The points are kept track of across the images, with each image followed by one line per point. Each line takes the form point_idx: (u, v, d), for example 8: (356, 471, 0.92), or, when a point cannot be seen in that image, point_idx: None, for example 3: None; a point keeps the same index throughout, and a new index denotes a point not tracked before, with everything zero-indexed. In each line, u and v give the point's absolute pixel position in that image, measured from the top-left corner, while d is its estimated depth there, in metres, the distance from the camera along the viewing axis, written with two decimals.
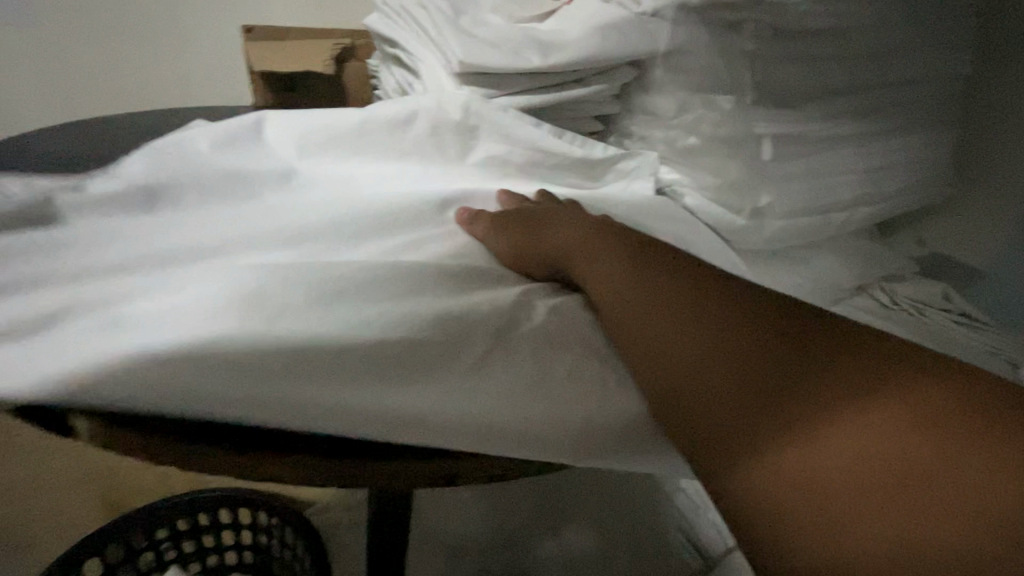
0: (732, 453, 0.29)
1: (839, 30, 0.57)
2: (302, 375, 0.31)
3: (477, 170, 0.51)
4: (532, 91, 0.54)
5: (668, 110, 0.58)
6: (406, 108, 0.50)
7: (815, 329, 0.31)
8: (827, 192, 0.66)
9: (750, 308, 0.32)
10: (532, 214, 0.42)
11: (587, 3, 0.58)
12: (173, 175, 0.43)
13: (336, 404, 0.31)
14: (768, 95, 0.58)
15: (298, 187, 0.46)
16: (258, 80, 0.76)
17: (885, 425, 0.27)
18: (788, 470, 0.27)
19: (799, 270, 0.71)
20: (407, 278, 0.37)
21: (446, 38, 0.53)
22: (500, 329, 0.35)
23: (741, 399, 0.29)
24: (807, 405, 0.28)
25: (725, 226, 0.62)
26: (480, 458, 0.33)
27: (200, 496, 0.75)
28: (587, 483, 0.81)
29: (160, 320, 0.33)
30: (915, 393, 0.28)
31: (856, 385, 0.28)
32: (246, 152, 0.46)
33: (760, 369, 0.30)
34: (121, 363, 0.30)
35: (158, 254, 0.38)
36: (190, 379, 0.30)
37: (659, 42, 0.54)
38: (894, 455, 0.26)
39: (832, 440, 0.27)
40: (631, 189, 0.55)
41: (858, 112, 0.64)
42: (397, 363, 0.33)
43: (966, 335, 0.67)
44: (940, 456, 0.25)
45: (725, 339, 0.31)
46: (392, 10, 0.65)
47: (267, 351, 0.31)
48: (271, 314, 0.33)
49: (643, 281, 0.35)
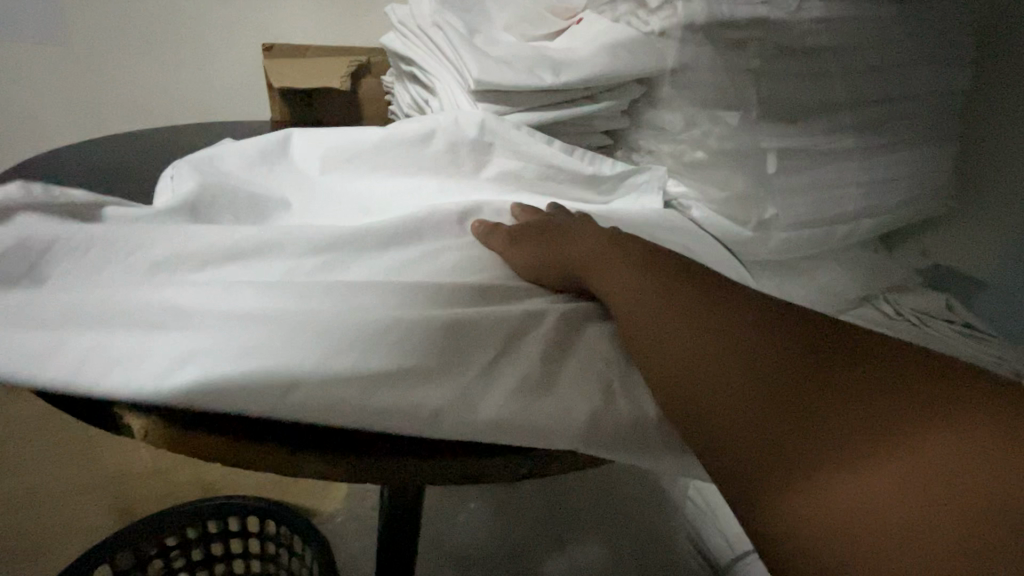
0: (758, 473, 0.29)
1: (840, 48, 0.59)
2: (328, 381, 0.32)
3: (492, 184, 0.53)
4: (543, 108, 0.56)
5: (675, 125, 0.59)
6: (425, 126, 0.51)
7: (833, 347, 0.32)
8: (831, 205, 0.67)
9: (766, 323, 0.33)
10: (546, 229, 0.44)
11: (596, 23, 0.60)
12: (204, 182, 0.45)
13: (359, 408, 0.32)
14: (772, 111, 0.59)
15: (326, 205, 0.48)
16: (276, 96, 0.79)
17: (906, 445, 0.27)
18: (814, 489, 0.28)
19: (804, 281, 0.73)
20: (429, 289, 0.39)
21: (461, 57, 0.55)
22: (516, 338, 0.37)
23: (763, 426, 0.30)
24: (829, 429, 0.29)
25: (732, 237, 0.63)
26: (500, 457, 0.34)
27: (211, 503, 0.76)
28: (591, 488, 0.81)
29: (195, 322, 0.34)
30: (932, 406, 0.28)
31: (874, 404, 0.29)
32: (274, 169, 0.49)
33: (780, 387, 0.30)
34: (164, 365, 0.32)
35: (184, 258, 0.39)
36: (224, 379, 0.31)
37: (666, 61, 0.56)
38: (914, 466, 0.27)
39: (856, 465, 0.27)
40: (640, 203, 0.57)
41: (859, 126, 0.66)
42: (420, 363, 0.34)
43: (970, 345, 0.69)
44: (960, 464, 0.26)
45: (743, 362, 0.32)
46: (408, 29, 0.67)
47: (295, 361, 0.32)
48: (299, 324, 0.34)
49: (658, 300, 0.36)
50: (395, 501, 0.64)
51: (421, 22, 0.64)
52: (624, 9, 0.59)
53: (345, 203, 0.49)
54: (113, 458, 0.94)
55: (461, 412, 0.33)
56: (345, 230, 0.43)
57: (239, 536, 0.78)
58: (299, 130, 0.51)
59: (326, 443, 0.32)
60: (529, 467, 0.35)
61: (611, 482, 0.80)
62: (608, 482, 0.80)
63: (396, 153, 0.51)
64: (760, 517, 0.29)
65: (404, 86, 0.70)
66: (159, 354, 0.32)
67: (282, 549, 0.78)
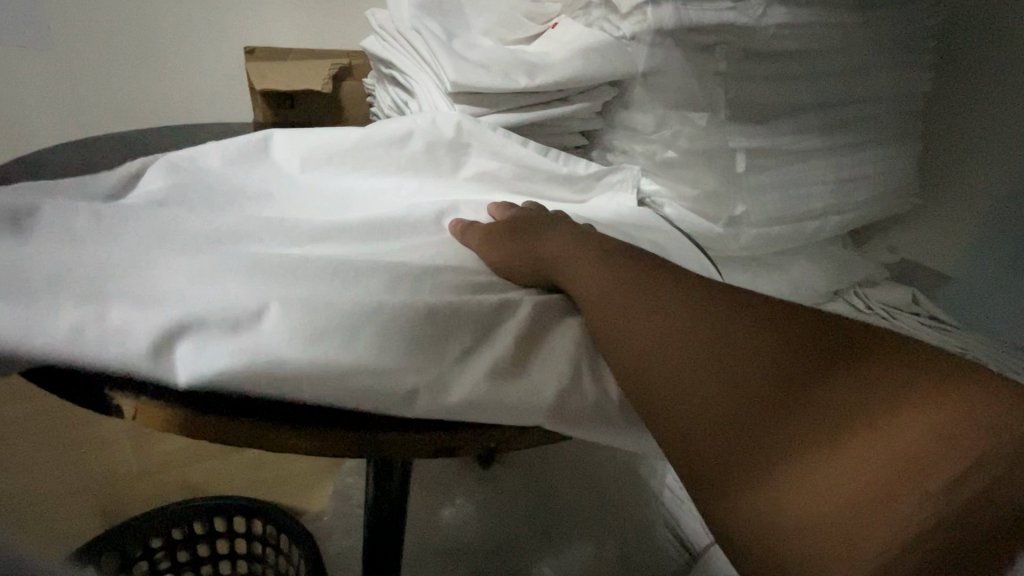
0: (740, 469, 0.31)
1: (804, 52, 0.62)
2: (312, 366, 0.33)
3: (470, 183, 0.55)
4: (519, 109, 0.58)
5: (647, 125, 0.62)
6: (403, 126, 0.53)
7: (799, 341, 0.34)
8: (799, 203, 0.70)
9: (738, 319, 0.35)
10: (522, 224, 0.46)
11: (571, 27, 0.63)
12: (180, 181, 0.46)
13: (338, 392, 0.33)
14: (742, 112, 0.62)
15: (306, 198, 0.49)
16: (259, 98, 0.79)
17: (868, 436, 0.30)
18: (791, 482, 0.30)
19: (776, 276, 0.76)
20: (407, 279, 0.41)
21: (439, 60, 0.57)
22: (492, 328, 0.38)
23: (732, 430, 0.32)
24: (791, 431, 0.31)
25: (703, 233, 0.66)
26: (475, 432, 0.36)
27: (197, 502, 0.77)
28: (578, 479, 0.83)
29: (193, 288, 0.36)
30: (885, 396, 0.32)
31: (835, 400, 0.32)
32: (254, 168, 0.50)
33: (756, 385, 0.33)
34: (163, 320, 0.34)
35: (176, 234, 0.40)
36: (221, 348, 0.34)
37: (637, 64, 0.59)
38: (875, 450, 0.30)
39: (817, 465, 0.30)
40: (614, 200, 0.59)
41: (824, 126, 0.69)
42: (399, 344, 0.36)
43: (934, 335, 0.72)
44: (909, 445, 0.30)
45: (712, 367, 0.33)
46: (387, 33, 0.69)
47: (281, 348, 0.34)
48: (285, 310, 0.36)
49: (628, 301, 0.37)
50: (380, 496, 0.64)
51: (401, 26, 0.66)
52: (597, 14, 0.61)
53: (324, 198, 0.49)
54: (95, 462, 0.94)
55: (436, 396, 0.35)
56: (323, 229, 0.44)
57: (225, 535, 0.79)
58: (280, 131, 0.53)
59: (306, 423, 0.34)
60: (502, 441, 0.37)
61: (597, 472, 0.82)
62: (595, 474, 0.82)
63: (375, 153, 0.52)
64: (730, 518, 0.31)
65: (385, 88, 0.72)
66: (158, 315, 0.34)
67: (269, 548, 0.79)
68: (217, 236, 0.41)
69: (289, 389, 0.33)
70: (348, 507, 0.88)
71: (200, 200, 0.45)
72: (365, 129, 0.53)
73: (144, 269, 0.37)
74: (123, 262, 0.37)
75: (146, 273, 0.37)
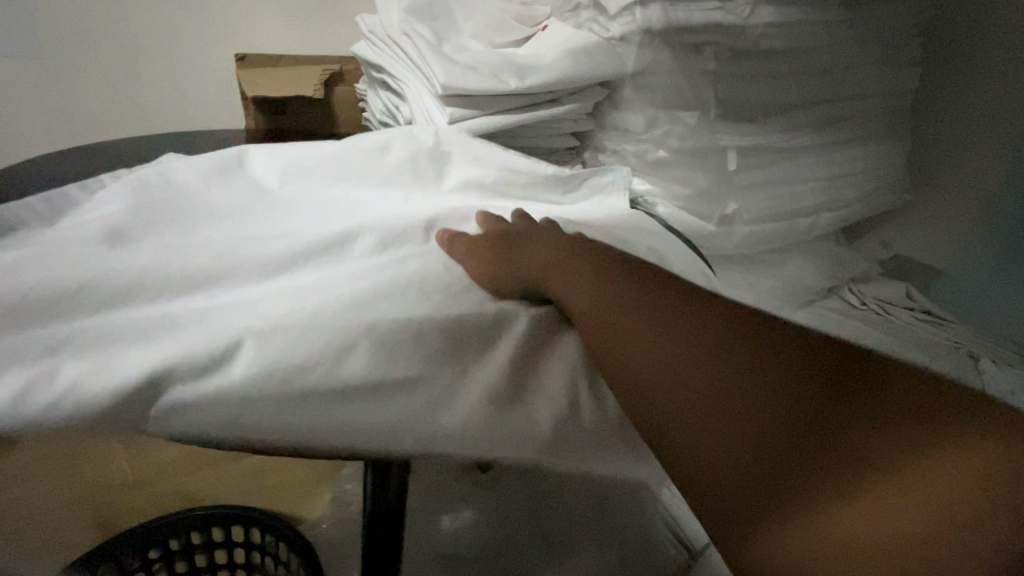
0: (768, 504, 0.33)
1: (793, 51, 0.62)
2: (273, 384, 0.35)
3: (452, 191, 0.55)
4: (508, 111, 0.59)
5: (638, 124, 0.63)
6: (382, 139, 0.56)
7: (818, 379, 0.36)
8: (791, 200, 0.71)
9: (757, 352, 0.37)
10: (513, 235, 0.46)
11: (560, 30, 0.64)
12: (154, 195, 0.48)
13: (303, 410, 0.35)
14: (732, 111, 0.62)
15: (273, 209, 0.50)
16: (250, 105, 0.80)
17: (887, 473, 0.33)
18: (821, 518, 0.32)
19: (769, 274, 0.76)
20: (391, 288, 0.42)
21: (429, 63, 0.57)
22: (484, 342, 0.41)
23: (762, 464, 0.34)
24: (815, 466, 0.33)
25: (697, 233, 0.66)
26: (462, 443, 0.37)
27: (193, 513, 0.75)
28: (578, 493, 0.74)
29: (166, 317, 0.39)
30: (900, 437, 0.34)
31: (855, 439, 0.34)
32: (228, 179, 0.52)
33: (777, 421, 0.35)
34: (139, 357, 0.36)
35: (148, 270, 0.41)
36: (195, 363, 0.36)
37: (627, 64, 0.61)
38: (893, 490, 0.32)
39: (835, 497, 0.32)
40: (606, 201, 0.60)
41: (815, 124, 0.69)
42: (388, 360, 0.38)
43: (927, 331, 0.72)
44: (926, 485, 0.32)
45: (729, 397, 0.36)
46: (377, 38, 0.70)
47: (239, 367, 0.36)
48: (257, 327, 0.37)
49: (633, 327, 0.39)
50: (377, 501, 0.64)
51: (391, 30, 0.66)
52: (586, 16, 0.62)
53: (302, 208, 0.50)
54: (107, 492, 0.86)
55: (429, 424, 0.37)
56: (307, 242, 0.45)
57: (224, 546, 0.78)
58: (254, 145, 0.56)
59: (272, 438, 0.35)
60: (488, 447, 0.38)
61: (599, 485, 0.73)
62: (598, 488, 0.72)
63: (354, 163, 0.54)
64: (758, 548, 0.33)
65: (377, 92, 0.73)
66: (127, 351, 0.36)
67: (267, 558, 0.78)
68: (183, 269, 0.41)
69: (248, 405, 0.35)
70: (347, 513, 0.88)
71: (167, 219, 0.46)
72: (343, 142, 0.56)
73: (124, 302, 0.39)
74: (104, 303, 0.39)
75: (119, 309, 0.39)
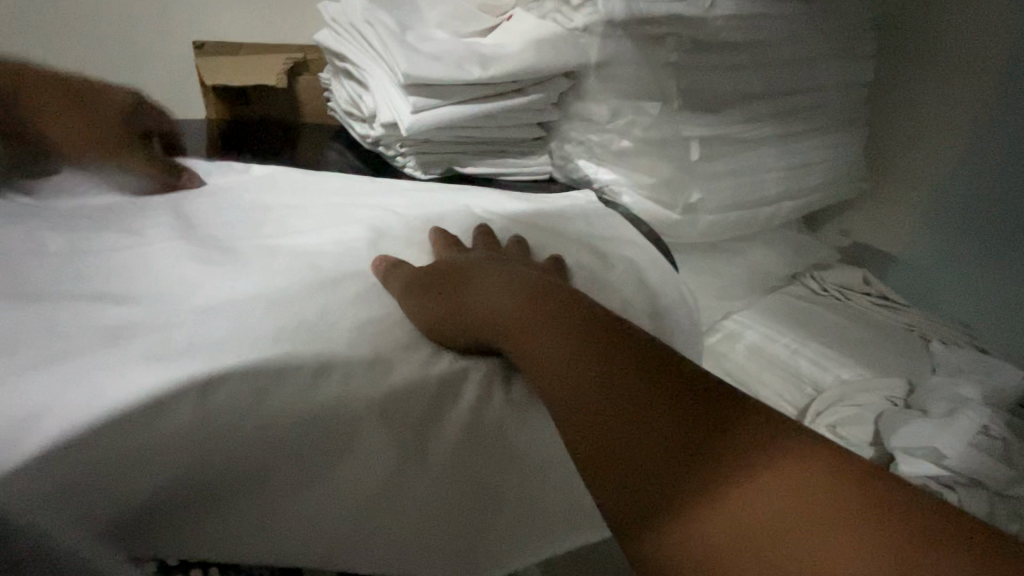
0: (651, 496, 0.28)
1: (754, 42, 0.63)
2: (107, 452, 0.30)
3: (404, 200, 0.56)
4: (473, 102, 0.60)
5: (602, 115, 0.64)
6: (312, 173, 0.59)
7: (726, 391, 0.31)
8: (754, 189, 0.72)
9: (653, 354, 0.33)
10: (448, 269, 0.42)
11: (524, 20, 0.64)
12: (91, 226, 0.47)
13: (172, 466, 0.31)
14: (694, 101, 0.63)
15: (178, 237, 0.46)
16: (211, 95, 0.78)
17: (788, 483, 0.27)
18: (702, 515, 0.27)
19: (734, 261, 0.78)
20: (358, 285, 0.43)
21: (392, 52, 0.58)
22: (432, 412, 0.38)
23: (647, 453, 0.29)
24: (701, 462, 0.29)
25: (661, 221, 0.67)
26: (417, 461, 0.36)
27: None
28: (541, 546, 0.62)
29: (87, 353, 0.34)
30: (815, 459, 0.28)
31: (758, 448, 0.29)
32: (151, 202, 0.51)
33: (671, 412, 0.30)
34: (58, 402, 0.31)
35: (73, 308, 0.38)
36: (126, 403, 0.31)
37: (590, 55, 0.61)
38: (789, 500, 0.27)
39: (739, 491, 0.27)
40: (577, 198, 0.62)
41: (776, 115, 0.71)
42: (339, 360, 0.36)
43: (882, 315, 0.76)
44: (838, 507, 0.26)
45: (617, 384, 0.32)
46: (341, 26, 0.69)
47: (60, 442, 0.29)
48: (145, 363, 0.34)
49: (539, 322, 0.36)
50: None
51: (354, 18, 0.66)
52: (550, 6, 0.62)
53: (236, 224, 0.50)
54: None
55: (359, 474, 0.34)
56: (255, 248, 0.46)
57: None
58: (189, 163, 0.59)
59: (151, 487, 0.30)
60: (449, 452, 0.37)
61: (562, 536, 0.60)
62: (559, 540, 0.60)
63: (291, 187, 0.57)
64: (661, 533, 0.27)
65: (341, 82, 0.72)
66: (36, 394, 0.31)
67: None
68: (94, 304, 0.38)
69: (43, 487, 0.28)
70: None
71: (91, 251, 0.44)
72: (273, 177, 0.58)
73: (36, 342, 0.35)
74: (27, 336, 0.35)
75: (34, 349, 0.34)
